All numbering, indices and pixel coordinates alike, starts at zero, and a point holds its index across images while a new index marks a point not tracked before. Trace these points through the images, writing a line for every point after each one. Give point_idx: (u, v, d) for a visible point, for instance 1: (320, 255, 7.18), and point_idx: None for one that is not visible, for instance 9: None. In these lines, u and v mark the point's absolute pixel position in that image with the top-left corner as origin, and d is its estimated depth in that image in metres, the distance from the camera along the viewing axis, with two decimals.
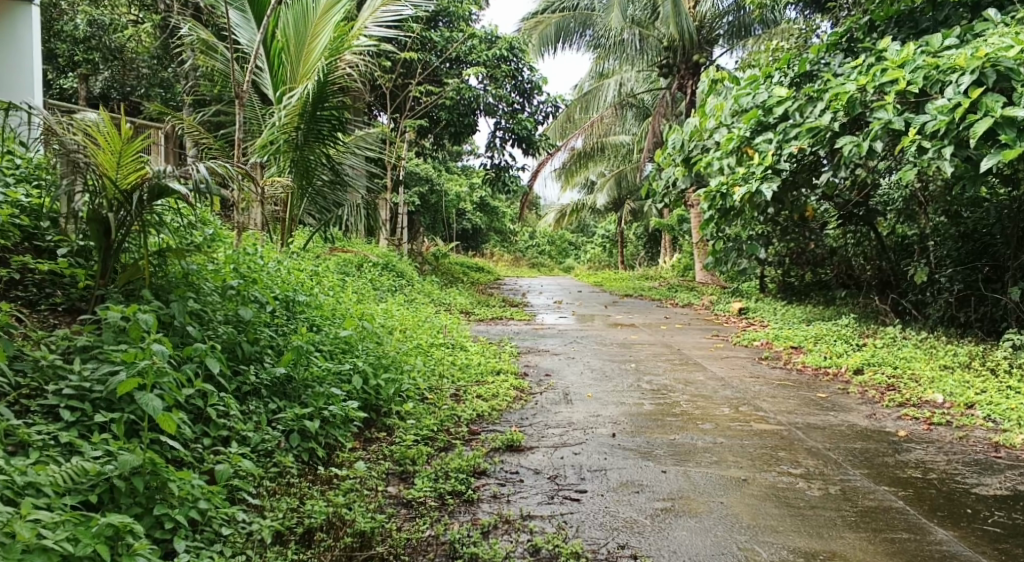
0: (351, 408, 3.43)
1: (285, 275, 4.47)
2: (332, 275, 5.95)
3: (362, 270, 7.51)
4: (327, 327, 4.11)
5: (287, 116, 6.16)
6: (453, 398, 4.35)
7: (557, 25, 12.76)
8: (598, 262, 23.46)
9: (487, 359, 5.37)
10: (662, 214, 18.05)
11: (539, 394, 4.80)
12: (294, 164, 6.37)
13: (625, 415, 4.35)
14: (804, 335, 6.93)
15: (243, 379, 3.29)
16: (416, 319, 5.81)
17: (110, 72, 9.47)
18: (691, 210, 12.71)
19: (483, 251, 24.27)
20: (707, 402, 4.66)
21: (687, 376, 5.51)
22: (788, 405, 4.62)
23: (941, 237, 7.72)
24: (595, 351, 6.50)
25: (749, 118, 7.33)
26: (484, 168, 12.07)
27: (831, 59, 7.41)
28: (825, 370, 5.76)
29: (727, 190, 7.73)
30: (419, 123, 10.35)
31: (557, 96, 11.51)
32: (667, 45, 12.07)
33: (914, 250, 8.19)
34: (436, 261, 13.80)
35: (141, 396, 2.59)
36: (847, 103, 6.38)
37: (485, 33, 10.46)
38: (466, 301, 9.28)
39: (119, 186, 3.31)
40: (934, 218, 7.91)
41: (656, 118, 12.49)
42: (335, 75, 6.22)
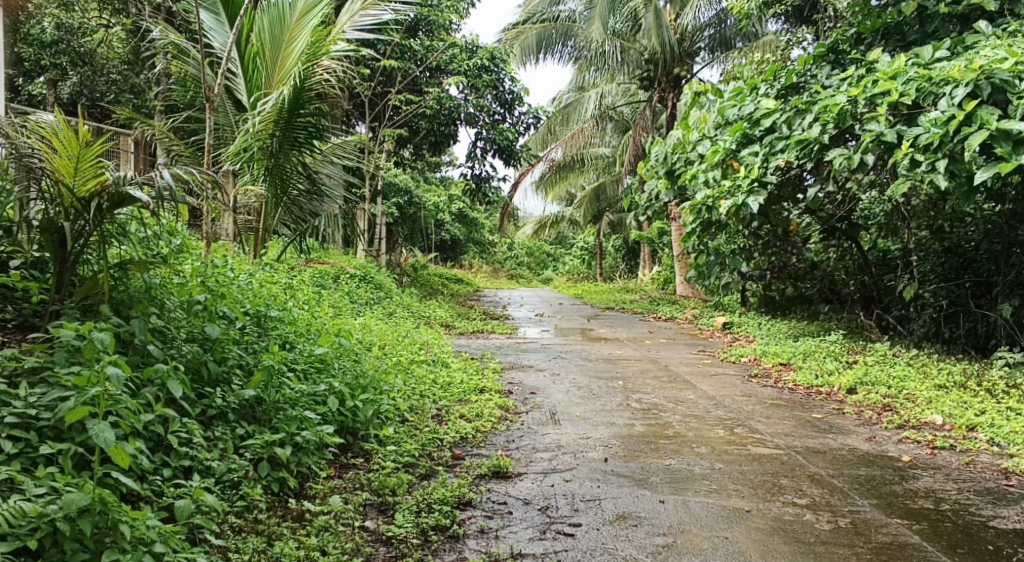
0: (326, 433, 3.19)
1: (256, 288, 4.21)
2: (308, 288, 5.70)
3: (339, 282, 7.25)
4: (301, 344, 3.86)
5: (262, 122, 5.93)
6: (435, 420, 4.11)
7: (538, 36, 12.61)
8: (577, 274, 23.34)
9: (470, 377, 5.14)
10: (643, 226, 17.96)
11: (525, 414, 4.59)
12: (268, 172, 6.13)
13: (616, 437, 4.17)
14: (793, 352, 6.79)
15: (209, 402, 3.04)
16: (396, 334, 5.58)
17: (79, 77, 9.09)
18: (672, 223, 12.61)
19: (460, 263, 24.03)
20: (700, 423, 4.50)
21: (677, 394, 5.34)
22: (785, 427, 4.49)
23: (924, 253, 7.60)
24: (579, 368, 6.31)
25: (735, 130, 7.23)
26: (464, 178, 11.88)
27: (819, 71, 7.33)
28: (818, 389, 5.63)
29: (712, 203, 7.58)
30: (398, 133, 10.13)
31: (539, 108, 11.36)
32: (649, 57, 11.99)
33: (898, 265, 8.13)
34: (415, 272, 13.57)
35: (92, 426, 2.34)
36: (837, 116, 6.29)
37: (466, 43, 10.29)
38: (446, 313, 9.06)
39: (74, 194, 3.03)
40: None
41: (637, 131, 12.40)
42: (312, 81, 6.00)
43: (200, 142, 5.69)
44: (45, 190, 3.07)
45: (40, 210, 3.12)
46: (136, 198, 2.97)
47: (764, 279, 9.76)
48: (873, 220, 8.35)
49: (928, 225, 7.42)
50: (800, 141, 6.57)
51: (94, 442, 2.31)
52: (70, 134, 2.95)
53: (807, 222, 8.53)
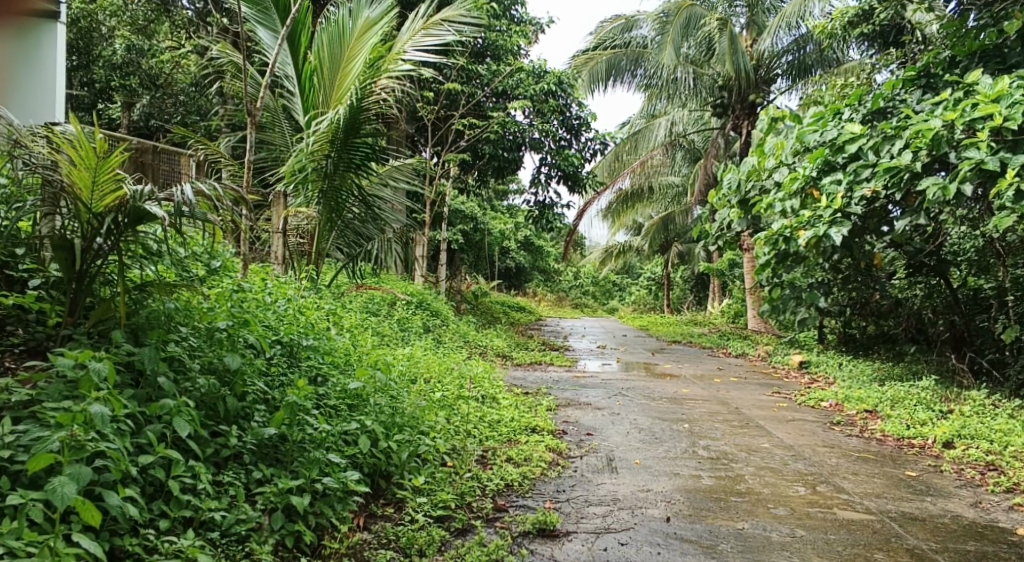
0: (353, 480, 2.88)
1: (293, 314, 3.94)
2: (354, 314, 5.45)
3: (392, 309, 6.99)
4: (335, 377, 3.56)
5: (316, 143, 5.74)
6: (478, 464, 3.75)
7: (608, 62, 12.30)
8: (642, 305, 22.76)
9: (521, 414, 4.76)
10: (712, 258, 17.33)
11: (579, 459, 4.18)
12: (322, 196, 5.98)
13: (680, 491, 3.72)
14: (880, 397, 6.18)
15: (224, 440, 2.78)
16: (444, 365, 5.26)
17: (148, 99, 9.52)
18: (745, 255, 12.00)
19: (525, 290, 23.75)
20: (776, 478, 4.02)
21: (749, 441, 4.84)
22: (873, 487, 3.96)
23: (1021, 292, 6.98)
24: (641, 407, 5.83)
25: (815, 157, 6.71)
26: (528, 205, 11.59)
27: (908, 96, 6.77)
28: (910, 442, 5.03)
29: (790, 233, 7.04)
30: (461, 157, 9.91)
31: (606, 134, 10.99)
32: (722, 83, 11.58)
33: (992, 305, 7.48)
34: (475, 299, 13.31)
35: (55, 477, 2.17)
36: (931, 142, 5.74)
37: (534, 67, 10.03)
38: (503, 343, 8.71)
39: (93, 209, 2.91)
40: (1016, 270, 7.16)
41: (707, 158, 12.13)
42: (370, 100, 5.78)
43: (248, 161, 5.52)
44: (63, 208, 2.95)
45: (55, 225, 2.98)
46: (152, 211, 2.82)
47: (844, 314, 9.08)
48: (963, 256, 7.65)
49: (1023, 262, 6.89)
50: (888, 168, 6.02)
51: (55, 499, 2.15)
52: (86, 143, 2.81)
53: (891, 256, 7.89)
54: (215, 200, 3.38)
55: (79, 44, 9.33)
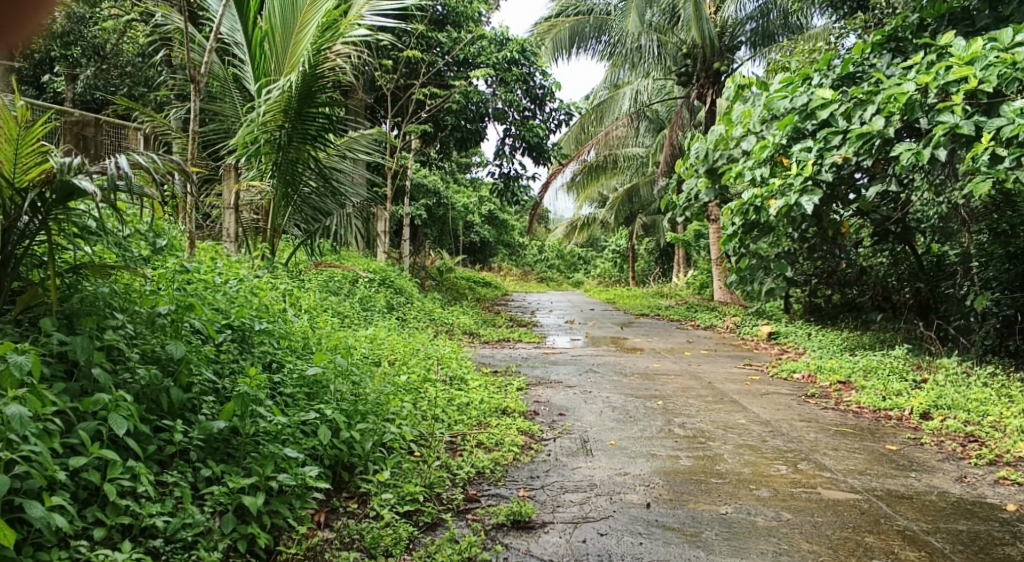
0: (312, 475, 2.65)
1: (244, 294, 3.67)
2: (313, 294, 5.19)
3: (354, 287, 6.73)
4: (291, 362, 3.32)
5: (268, 112, 5.41)
6: (447, 451, 3.56)
7: (571, 31, 12.00)
8: (608, 278, 22.71)
9: (490, 395, 4.56)
10: (678, 229, 17.26)
11: (552, 441, 4.01)
12: (277, 168, 5.67)
13: (659, 474, 3.56)
14: (852, 368, 6.11)
15: (168, 436, 2.53)
16: (409, 346, 5.02)
17: (93, 69, 8.93)
18: (712, 225, 11.91)
19: (489, 265, 23.51)
20: (758, 456, 3.89)
21: (726, 417, 4.72)
22: (855, 462, 3.86)
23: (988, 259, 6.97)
24: (613, 384, 5.67)
25: (784, 124, 6.55)
26: (492, 178, 11.32)
27: (877, 60, 6.61)
28: (886, 414, 4.96)
29: (761, 203, 6.90)
30: (423, 128, 9.58)
31: (572, 104, 10.75)
32: (687, 52, 11.37)
33: (957, 272, 7.49)
34: (440, 276, 13.05)
35: None
36: (905, 107, 5.61)
37: (496, 35, 9.71)
38: (470, 320, 8.49)
39: (14, 183, 2.58)
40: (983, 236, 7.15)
41: (673, 129, 11.96)
42: (325, 67, 5.46)
43: (194, 132, 5.18)
44: None
45: None
46: (81, 185, 2.52)
47: (810, 284, 9.04)
48: (927, 223, 7.61)
49: (987, 228, 6.86)
50: (860, 135, 5.87)
51: None
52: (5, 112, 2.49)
53: (858, 225, 7.83)
54: (153, 173, 3.05)
55: None
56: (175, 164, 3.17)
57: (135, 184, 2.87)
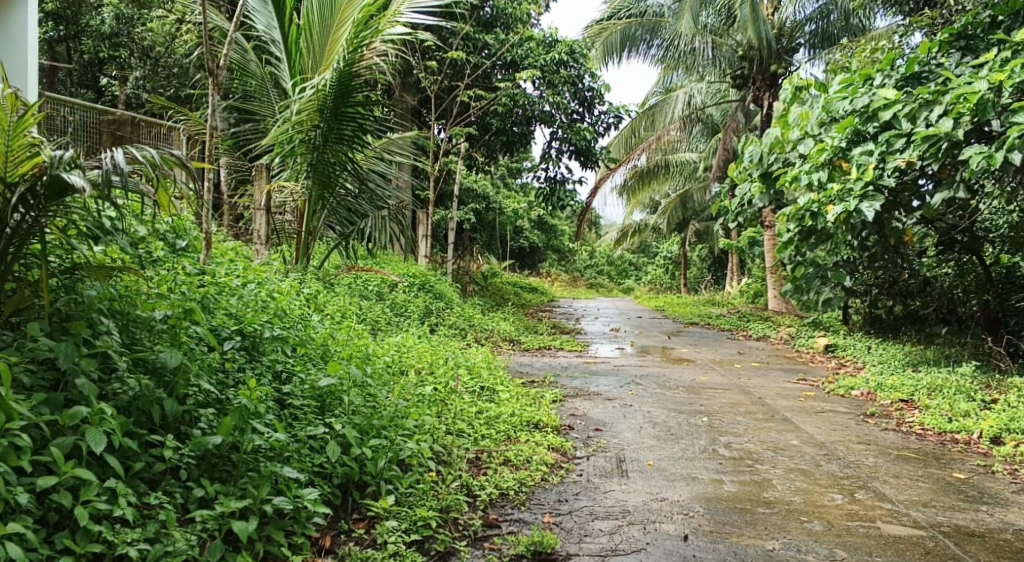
0: (312, 499, 2.46)
1: (260, 298, 3.50)
2: (342, 299, 5.03)
3: (389, 292, 6.57)
4: (303, 373, 3.13)
5: (302, 112, 5.27)
6: (470, 470, 3.33)
7: (622, 33, 11.60)
8: (659, 285, 22.27)
9: (523, 408, 4.31)
10: (731, 235, 16.75)
11: (584, 460, 3.74)
12: (312, 169, 5.54)
13: (699, 501, 3.26)
14: (915, 385, 5.68)
15: (159, 453, 2.38)
16: (439, 354, 4.81)
17: (142, 71, 9.01)
18: (766, 232, 11.44)
19: (538, 271, 23.25)
20: (809, 482, 3.56)
21: (776, 438, 4.38)
22: (919, 492, 3.50)
23: None
24: (657, 398, 5.35)
25: (844, 126, 6.14)
26: (538, 182, 11.09)
27: (945, 59, 6.15)
28: (953, 437, 4.54)
29: (818, 208, 6.50)
30: (468, 131, 9.40)
31: (621, 106, 10.43)
32: (743, 54, 10.93)
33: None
34: (485, 281, 12.87)
35: None
36: (976, 107, 5.17)
37: (544, 36, 9.48)
38: (511, 327, 8.26)
39: (5, 178, 2.45)
40: None
41: (726, 133, 11.52)
42: (360, 66, 5.29)
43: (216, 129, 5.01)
44: None
45: None
46: (70, 181, 2.39)
47: (869, 293, 8.55)
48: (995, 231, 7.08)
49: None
50: (926, 136, 5.44)
51: None
52: None
53: (923, 232, 7.35)
54: (149, 167, 2.81)
55: (68, 14, 9.05)
56: (174, 158, 2.90)
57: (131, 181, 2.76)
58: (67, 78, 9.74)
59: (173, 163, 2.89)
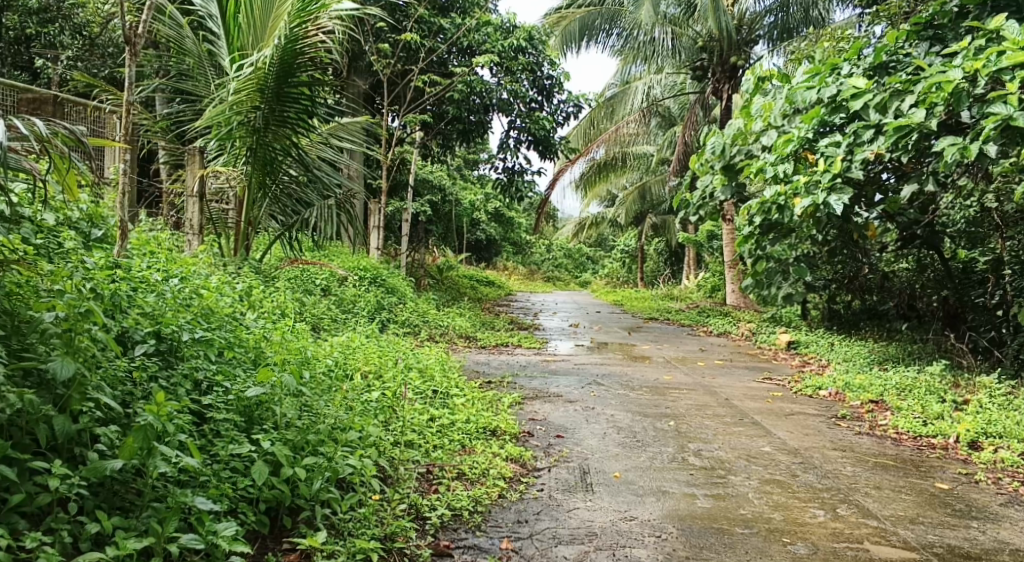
0: (229, 536, 2.08)
1: (181, 296, 3.08)
2: (283, 295, 4.63)
3: (338, 285, 6.18)
4: (228, 382, 2.75)
5: (240, 91, 4.83)
6: (420, 486, 3.00)
7: (582, 22, 11.30)
8: (617, 279, 22.11)
9: (478, 414, 3.97)
10: (689, 228, 16.62)
11: (546, 472, 3.42)
12: (251, 153, 5.10)
13: (672, 520, 2.98)
14: (884, 384, 5.51)
15: (44, 481, 1.97)
16: (387, 355, 4.44)
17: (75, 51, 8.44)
18: (726, 226, 11.27)
19: (495, 264, 22.89)
20: (788, 495, 3.32)
21: (748, 444, 4.14)
22: (902, 505, 3.29)
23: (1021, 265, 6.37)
24: (620, 400, 5.06)
25: (810, 117, 5.89)
26: (496, 172, 10.72)
27: (913, 49, 5.93)
28: (928, 442, 4.35)
29: (784, 201, 6.24)
30: (422, 118, 8.98)
31: (582, 95, 10.13)
32: (703, 45, 10.72)
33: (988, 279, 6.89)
34: (440, 274, 12.48)
35: None
36: (950, 97, 4.95)
37: (501, 21, 9.02)
38: (466, 322, 7.91)
39: None
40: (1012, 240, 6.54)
41: (687, 125, 11.30)
42: (304, 42, 4.85)
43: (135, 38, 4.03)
44: None
45: None
46: None
47: (828, 289, 8.42)
48: (954, 227, 6.98)
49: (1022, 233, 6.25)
50: (898, 128, 5.20)
51: None
52: None
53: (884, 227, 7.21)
54: (36, 142, 2.34)
55: None
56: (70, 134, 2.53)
57: (14, 158, 2.36)
58: None
59: (68, 139, 2.52)
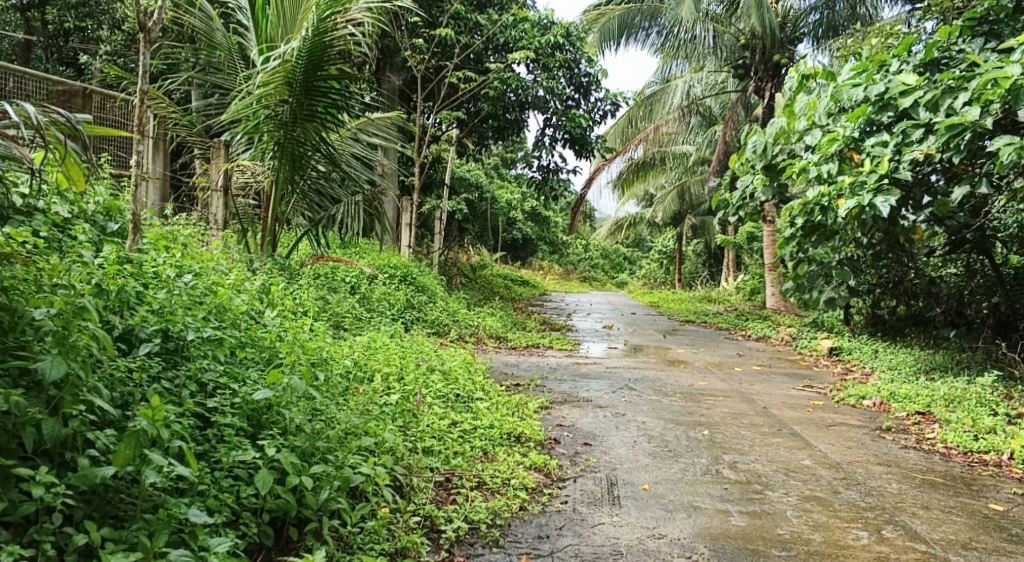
0: (222, 552, 2.03)
1: (193, 294, 2.98)
2: (306, 293, 4.53)
3: (365, 283, 6.07)
4: (235, 384, 2.65)
5: (268, 85, 4.74)
6: (438, 497, 2.86)
7: (620, 20, 11.01)
8: (653, 280, 21.79)
9: (503, 419, 3.82)
10: (728, 230, 16.26)
11: (571, 482, 3.26)
12: (279, 148, 5.00)
13: (703, 539, 2.79)
14: (933, 395, 5.21)
15: (29, 489, 1.92)
16: (409, 356, 4.30)
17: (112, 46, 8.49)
18: (767, 227, 10.95)
19: (530, 264, 22.71)
20: (830, 514, 3.10)
21: (786, 456, 3.91)
22: (955, 528, 3.04)
23: None
24: (652, 406, 4.86)
25: (856, 115, 5.59)
26: (530, 171, 10.56)
27: (968, 44, 5.59)
28: (982, 458, 4.07)
29: (828, 202, 5.95)
30: (456, 116, 8.84)
31: (619, 92, 9.91)
32: (745, 42, 10.41)
33: None
34: (473, 273, 12.35)
35: None
36: (1009, 93, 4.62)
37: (537, 17, 8.90)
38: (497, 322, 7.76)
39: None
40: None
41: (727, 124, 10.99)
42: (333, 36, 4.74)
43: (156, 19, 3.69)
44: None
45: None
46: None
47: (872, 293, 8.07)
48: (1006, 230, 6.60)
49: None
50: (951, 126, 4.89)
51: None
52: None
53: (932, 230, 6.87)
54: (27, 130, 2.29)
55: None
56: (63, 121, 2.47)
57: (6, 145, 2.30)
58: (41, 53, 9.15)
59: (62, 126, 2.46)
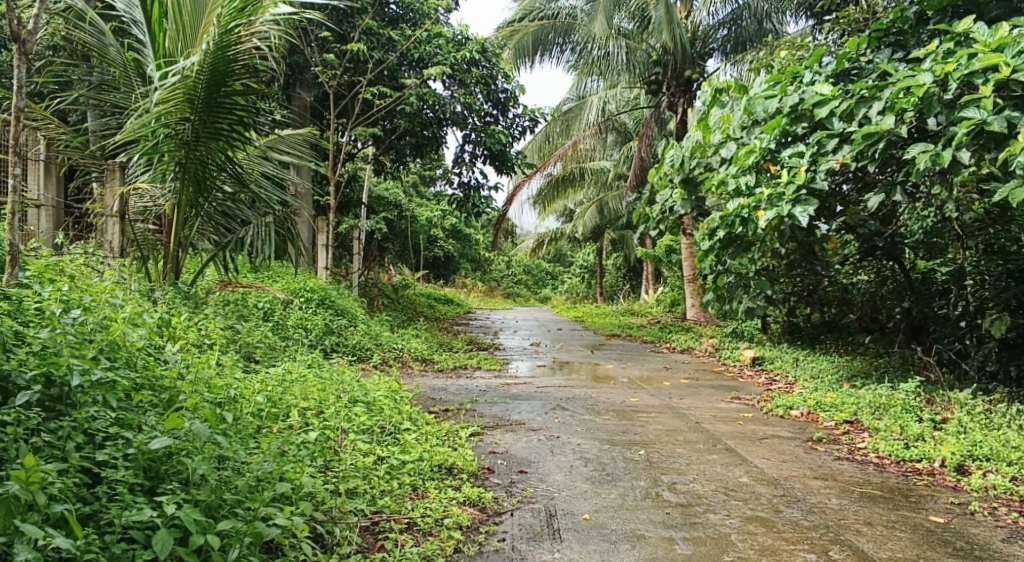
0: None
1: (81, 332, 2.65)
2: (214, 324, 4.20)
3: (279, 308, 5.74)
4: (129, 432, 2.34)
5: (166, 100, 4.38)
6: (363, 545, 2.62)
7: (535, 36, 10.97)
8: (576, 295, 21.88)
9: (433, 450, 3.59)
10: (647, 244, 16.46)
11: (508, 516, 3.06)
12: (181, 167, 4.65)
13: None
14: (858, 402, 5.27)
15: None
16: (328, 386, 4.02)
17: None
18: (685, 240, 11.09)
19: (453, 282, 22.46)
20: (777, 536, 3.01)
21: (725, 474, 3.83)
22: (900, 545, 3.00)
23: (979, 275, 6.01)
24: (586, 427, 4.72)
25: (772, 126, 5.60)
26: (450, 189, 10.36)
27: (875, 55, 5.71)
28: (913, 466, 4.09)
29: (748, 214, 5.95)
30: (371, 132, 8.57)
31: (537, 108, 9.85)
32: (657, 58, 10.55)
33: (946, 290, 6.71)
34: (394, 294, 12.03)
35: None
36: (921, 102, 4.70)
37: (453, 33, 8.76)
38: (421, 343, 7.51)
39: None
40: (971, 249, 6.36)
41: (643, 140, 11.09)
42: (238, 48, 4.44)
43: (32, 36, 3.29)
44: None
45: None
46: None
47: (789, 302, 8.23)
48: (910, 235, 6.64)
49: (981, 243, 6.04)
50: (866, 135, 4.94)
51: None
52: None
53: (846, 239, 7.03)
54: None
55: None
56: None
57: None
58: None
59: None
